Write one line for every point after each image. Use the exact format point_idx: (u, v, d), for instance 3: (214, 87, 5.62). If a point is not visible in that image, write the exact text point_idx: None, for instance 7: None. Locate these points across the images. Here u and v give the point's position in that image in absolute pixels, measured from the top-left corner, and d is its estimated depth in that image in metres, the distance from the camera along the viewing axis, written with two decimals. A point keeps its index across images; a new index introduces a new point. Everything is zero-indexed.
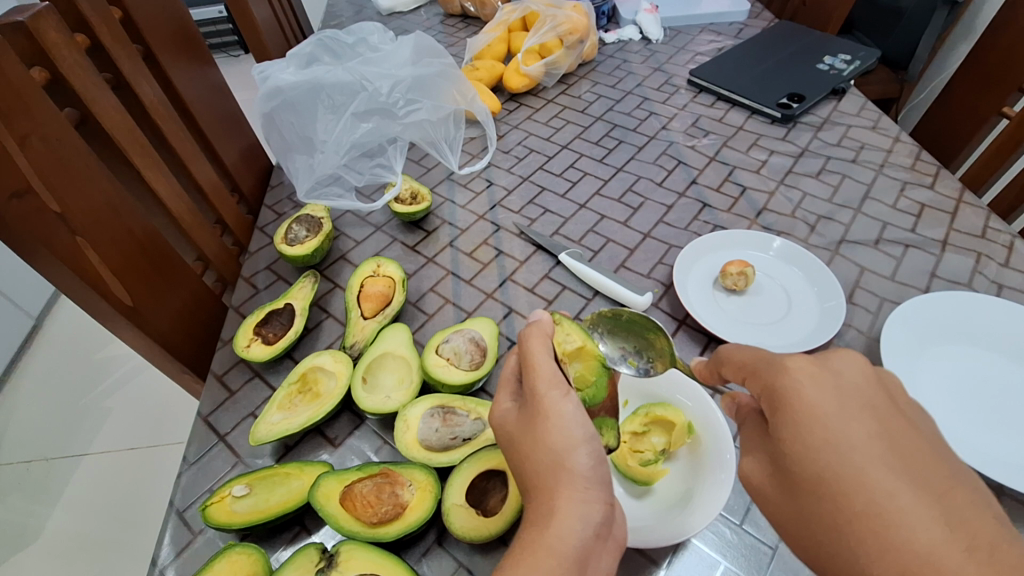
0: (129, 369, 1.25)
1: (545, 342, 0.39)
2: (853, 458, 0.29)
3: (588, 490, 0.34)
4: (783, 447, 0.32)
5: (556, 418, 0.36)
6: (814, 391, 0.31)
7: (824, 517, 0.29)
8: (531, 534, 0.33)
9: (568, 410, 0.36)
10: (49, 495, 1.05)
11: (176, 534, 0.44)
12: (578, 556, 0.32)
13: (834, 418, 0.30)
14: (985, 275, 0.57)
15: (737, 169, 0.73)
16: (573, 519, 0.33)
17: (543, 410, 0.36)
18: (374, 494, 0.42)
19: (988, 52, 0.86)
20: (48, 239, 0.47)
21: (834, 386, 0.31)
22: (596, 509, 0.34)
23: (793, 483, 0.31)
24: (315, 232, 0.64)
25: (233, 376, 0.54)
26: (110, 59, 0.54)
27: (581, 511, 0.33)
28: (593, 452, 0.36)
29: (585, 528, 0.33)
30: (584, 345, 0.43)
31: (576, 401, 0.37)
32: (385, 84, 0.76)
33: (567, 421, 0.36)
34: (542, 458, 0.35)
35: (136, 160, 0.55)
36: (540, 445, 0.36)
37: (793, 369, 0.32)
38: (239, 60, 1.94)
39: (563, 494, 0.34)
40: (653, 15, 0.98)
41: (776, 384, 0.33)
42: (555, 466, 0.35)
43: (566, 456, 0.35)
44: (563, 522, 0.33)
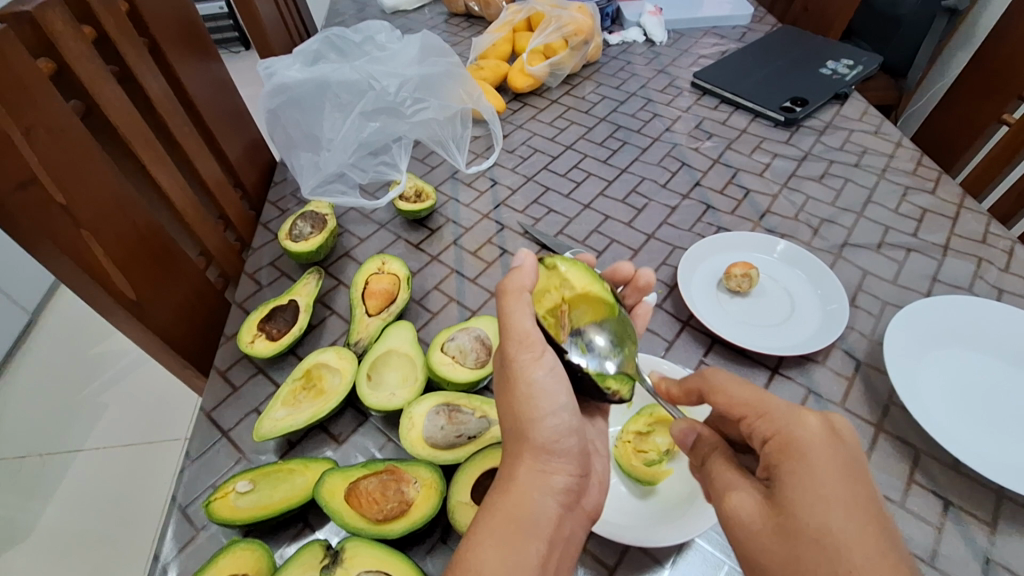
0: (125, 365, 1.24)
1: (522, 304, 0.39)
2: (856, 516, 0.30)
3: (547, 461, 0.38)
4: (784, 485, 0.32)
5: (526, 386, 0.38)
6: (830, 449, 0.32)
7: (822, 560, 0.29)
8: (495, 495, 0.37)
9: (539, 377, 0.38)
10: (44, 492, 1.04)
11: (178, 530, 0.44)
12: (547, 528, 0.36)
13: (845, 475, 0.31)
14: (986, 280, 0.58)
15: (741, 172, 0.73)
16: (533, 486, 0.37)
17: (513, 375, 0.38)
18: (379, 491, 0.42)
19: (989, 59, 0.87)
20: (50, 228, 0.46)
21: (846, 453, 0.32)
22: (558, 477, 0.38)
23: (791, 527, 0.30)
24: (319, 229, 0.64)
25: (236, 372, 0.54)
26: (116, 52, 0.54)
27: (540, 481, 0.37)
28: (562, 425, 0.38)
29: (544, 494, 0.37)
30: (585, 288, 0.43)
31: (547, 369, 0.38)
32: (392, 82, 0.76)
33: (538, 387, 0.38)
34: (517, 424, 0.38)
35: (140, 154, 0.55)
36: (513, 412, 0.39)
37: (812, 425, 0.33)
38: (240, 57, 1.93)
39: (525, 463, 0.37)
40: (657, 18, 0.99)
41: (792, 430, 0.33)
42: (519, 434, 0.38)
43: (530, 429, 0.38)
44: (522, 491, 0.37)
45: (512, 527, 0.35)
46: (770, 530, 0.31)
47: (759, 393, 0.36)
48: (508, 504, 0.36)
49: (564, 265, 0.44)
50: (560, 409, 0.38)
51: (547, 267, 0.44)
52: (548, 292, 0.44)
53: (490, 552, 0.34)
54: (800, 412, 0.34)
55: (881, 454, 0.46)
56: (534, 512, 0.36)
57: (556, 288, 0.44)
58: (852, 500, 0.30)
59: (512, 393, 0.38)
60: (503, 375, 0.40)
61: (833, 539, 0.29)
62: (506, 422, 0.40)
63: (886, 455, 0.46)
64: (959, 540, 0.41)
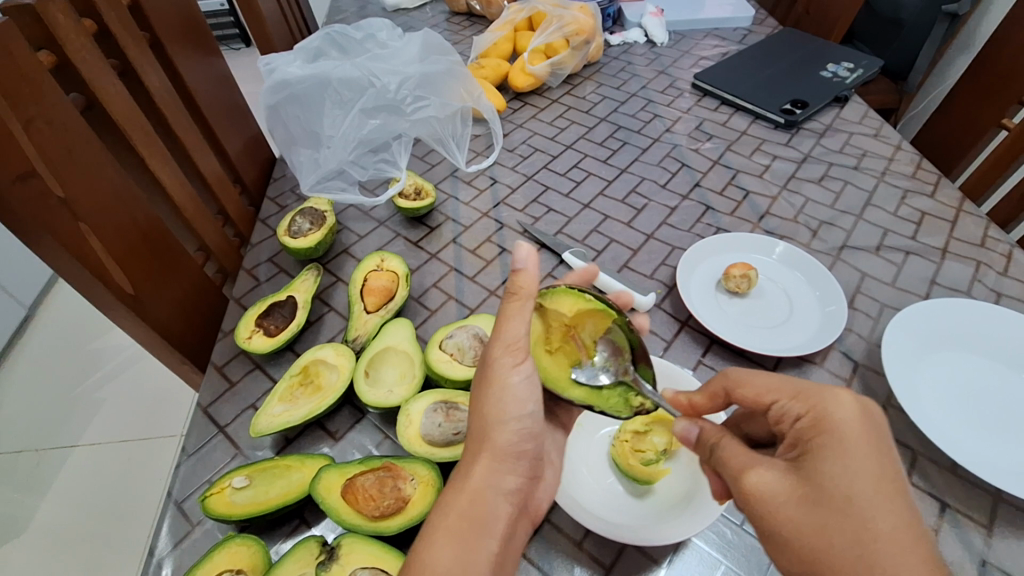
0: (123, 360, 1.24)
1: (521, 318, 0.38)
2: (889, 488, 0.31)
3: (506, 460, 0.38)
4: (819, 460, 0.32)
5: (499, 389, 0.38)
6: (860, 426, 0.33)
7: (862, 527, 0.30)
8: (450, 493, 0.36)
9: (514, 382, 0.38)
10: (37, 487, 1.04)
11: (174, 526, 0.43)
12: (501, 524, 0.36)
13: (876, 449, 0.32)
14: (984, 284, 0.58)
15: (741, 173, 0.73)
16: (487, 487, 0.37)
17: (490, 380, 0.38)
18: (376, 488, 0.42)
19: (989, 64, 0.87)
20: (49, 223, 0.46)
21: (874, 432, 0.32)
22: (510, 478, 0.38)
23: (824, 498, 0.31)
24: (318, 225, 0.64)
25: (234, 367, 0.54)
26: (117, 46, 0.54)
27: (493, 480, 0.37)
28: (523, 430, 0.39)
29: (498, 495, 0.37)
30: (574, 312, 0.44)
31: (524, 375, 0.38)
32: (393, 80, 0.76)
33: (511, 390, 0.38)
34: (479, 418, 0.39)
35: (141, 148, 0.55)
36: (480, 409, 0.38)
37: (846, 396, 0.34)
38: (241, 53, 1.92)
39: (482, 462, 0.37)
40: (659, 19, 0.99)
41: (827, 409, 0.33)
42: (482, 434, 0.38)
43: (494, 430, 0.38)
44: (477, 491, 0.36)
45: (463, 525, 0.35)
46: (800, 501, 0.31)
47: (775, 379, 0.37)
48: (464, 501, 0.36)
49: (548, 300, 0.44)
50: (526, 415, 0.39)
51: (533, 308, 0.44)
52: (548, 325, 0.45)
53: (443, 549, 0.33)
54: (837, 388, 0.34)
55: None
56: (490, 511, 0.36)
57: (550, 321, 0.45)
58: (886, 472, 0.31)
59: (485, 393, 0.39)
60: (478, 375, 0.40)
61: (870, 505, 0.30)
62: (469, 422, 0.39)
63: None
64: (956, 543, 0.41)
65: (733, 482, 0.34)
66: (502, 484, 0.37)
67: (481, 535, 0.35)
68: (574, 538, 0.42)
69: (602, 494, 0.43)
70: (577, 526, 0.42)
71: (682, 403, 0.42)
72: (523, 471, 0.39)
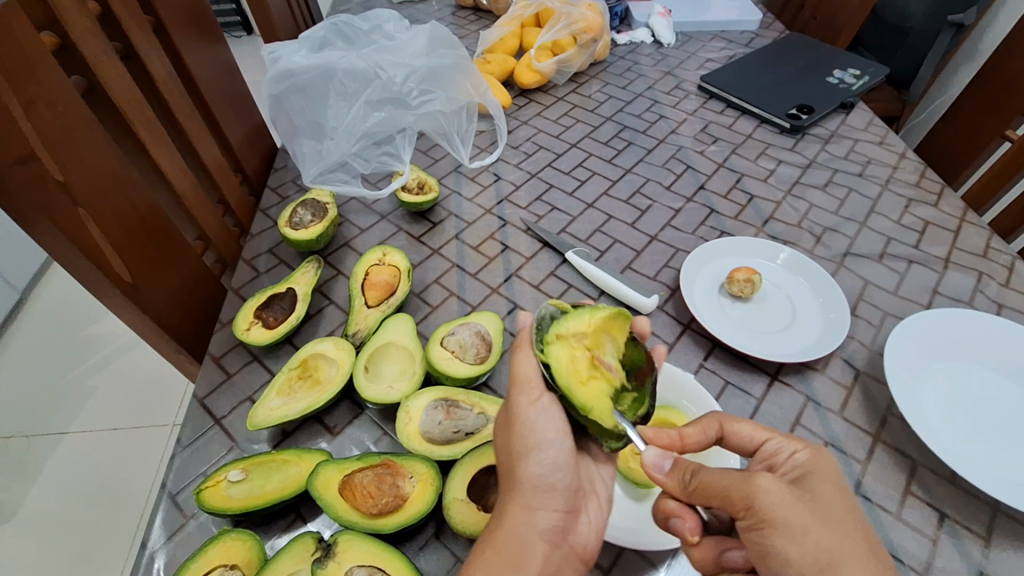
0: (116, 347, 1.23)
1: (531, 352, 0.40)
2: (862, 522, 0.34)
3: (537, 498, 0.38)
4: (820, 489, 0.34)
5: (521, 426, 0.38)
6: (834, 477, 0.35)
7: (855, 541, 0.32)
8: (486, 534, 0.36)
9: (532, 418, 0.38)
10: (25, 474, 1.02)
11: (168, 518, 0.43)
12: (536, 560, 0.36)
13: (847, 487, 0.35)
14: (986, 294, 0.58)
15: (745, 177, 0.73)
16: (520, 525, 0.37)
17: (512, 415, 0.38)
18: (375, 485, 0.42)
19: (994, 75, 0.87)
20: (49, 207, 0.45)
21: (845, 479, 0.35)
22: (543, 515, 0.38)
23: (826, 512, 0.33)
24: (320, 217, 0.63)
25: (231, 359, 0.53)
26: (120, 29, 0.53)
27: (527, 515, 0.37)
28: (550, 460, 0.38)
29: (532, 531, 0.37)
30: (593, 328, 0.42)
31: (545, 409, 0.38)
32: (398, 72, 0.76)
33: (530, 427, 0.38)
34: (508, 456, 0.38)
35: (142, 133, 0.54)
36: (507, 446, 0.38)
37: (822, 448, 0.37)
38: (241, 40, 1.90)
39: (513, 500, 0.37)
40: (666, 19, 0.98)
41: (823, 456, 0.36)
42: (512, 471, 0.38)
43: (521, 466, 0.37)
44: (511, 525, 0.36)
45: (503, 559, 0.35)
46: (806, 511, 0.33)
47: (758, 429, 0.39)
48: (497, 536, 0.36)
49: (564, 326, 0.41)
50: (550, 445, 0.38)
51: (552, 338, 0.41)
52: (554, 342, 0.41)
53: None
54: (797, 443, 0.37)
55: (878, 465, 0.46)
56: (524, 549, 0.36)
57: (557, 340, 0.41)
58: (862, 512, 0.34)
59: (508, 430, 0.39)
60: (502, 419, 0.40)
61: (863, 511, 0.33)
62: (501, 460, 0.39)
63: (883, 465, 0.46)
64: (953, 553, 0.41)
65: (741, 489, 0.33)
66: (536, 519, 0.37)
67: (517, 568, 0.35)
68: None
69: None
70: None
71: (670, 439, 0.39)
72: (559, 503, 0.38)
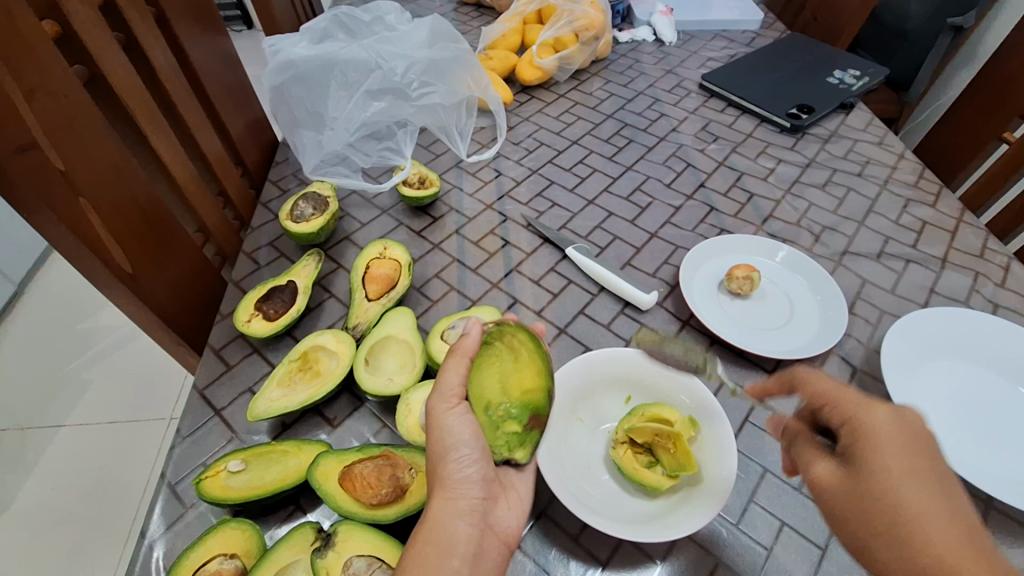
0: (114, 341, 1.22)
1: (461, 365, 0.40)
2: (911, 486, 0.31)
3: (457, 487, 0.36)
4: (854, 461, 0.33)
5: (438, 430, 0.38)
6: (887, 442, 0.33)
7: (890, 517, 0.31)
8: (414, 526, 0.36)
9: (449, 423, 0.38)
10: (21, 466, 1.02)
11: (167, 507, 0.43)
12: (458, 547, 0.35)
13: (895, 449, 0.33)
14: (982, 294, 0.58)
15: (745, 176, 0.73)
16: (443, 512, 0.35)
17: (428, 422, 0.38)
18: (375, 476, 0.41)
19: (992, 78, 0.88)
20: (49, 196, 0.45)
21: (905, 438, 0.33)
22: (465, 502, 0.36)
23: (860, 486, 0.33)
24: (320, 211, 0.63)
25: (231, 350, 0.53)
26: (122, 19, 0.52)
27: (451, 508, 0.36)
28: (468, 456, 0.37)
29: (455, 519, 0.35)
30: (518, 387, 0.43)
31: (463, 415, 0.38)
32: (399, 63, 0.76)
33: (449, 430, 0.37)
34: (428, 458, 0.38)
35: (144, 124, 0.54)
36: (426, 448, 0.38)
37: (876, 411, 0.34)
38: (242, 35, 1.89)
39: (437, 493, 0.36)
40: (668, 18, 0.99)
41: (861, 420, 0.34)
42: (433, 470, 0.37)
43: (441, 463, 0.37)
44: (436, 519, 0.35)
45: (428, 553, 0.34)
46: (846, 488, 0.33)
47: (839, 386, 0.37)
48: (424, 530, 0.35)
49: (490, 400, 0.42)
50: (464, 444, 0.37)
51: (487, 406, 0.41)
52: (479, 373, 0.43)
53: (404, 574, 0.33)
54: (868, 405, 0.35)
55: None
56: (447, 537, 0.35)
57: (500, 381, 0.43)
58: (906, 474, 0.32)
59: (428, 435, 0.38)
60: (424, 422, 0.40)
61: (910, 473, 0.32)
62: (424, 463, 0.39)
63: None
64: None
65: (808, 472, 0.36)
66: (457, 507, 0.36)
67: (445, 556, 0.34)
68: (570, 532, 0.42)
69: (601, 492, 0.43)
70: (574, 521, 0.42)
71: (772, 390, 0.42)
72: (481, 491, 0.37)
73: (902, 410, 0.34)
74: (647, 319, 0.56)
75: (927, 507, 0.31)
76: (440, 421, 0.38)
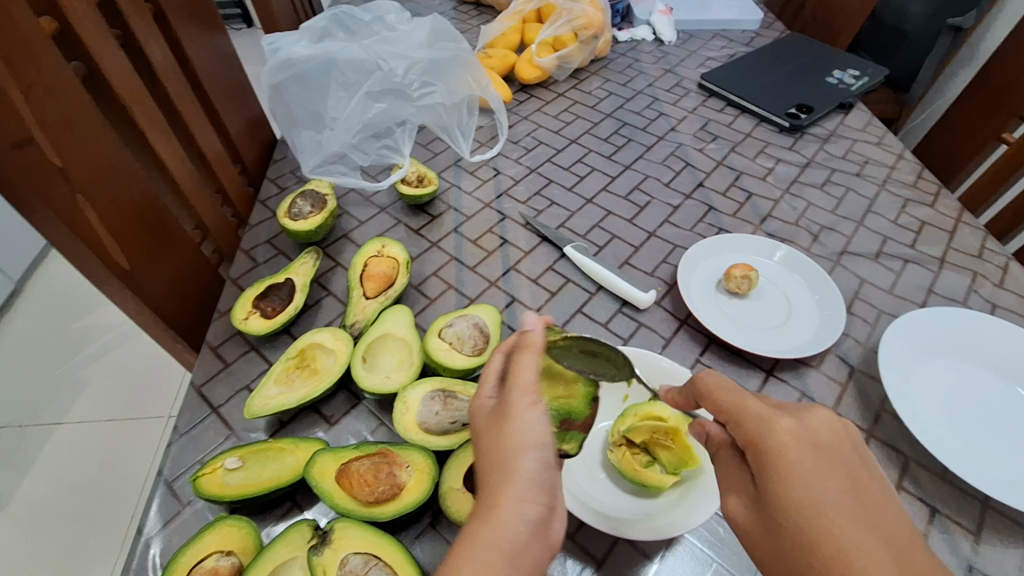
0: (113, 339, 1.22)
1: (535, 357, 0.38)
2: (819, 501, 0.30)
3: (525, 489, 0.33)
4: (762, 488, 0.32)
5: (516, 423, 0.35)
6: (793, 455, 0.32)
7: (798, 545, 0.30)
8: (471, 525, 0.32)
9: (529, 418, 0.36)
10: (19, 464, 1.02)
11: (163, 505, 0.43)
12: (513, 547, 0.31)
13: (806, 471, 0.31)
14: (980, 294, 0.58)
15: (744, 175, 0.73)
16: (511, 514, 0.32)
17: (505, 414, 0.36)
18: (372, 474, 0.41)
19: (991, 78, 0.88)
20: (46, 192, 0.45)
21: (812, 456, 0.32)
22: (531, 507, 0.33)
23: (774, 519, 0.32)
24: (319, 209, 0.63)
25: (229, 348, 0.53)
26: (120, 16, 0.52)
27: (518, 509, 0.32)
28: (542, 457, 0.35)
29: (520, 522, 0.32)
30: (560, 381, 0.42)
31: (543, 412, 0.36)
32: (400, 64, 0.76)
33: (527, 425, 0.35)
34: (493, 455, 0.35)
35: (142, 121, 0.54)
36: (496, 444, 0.35)
37: (779, 430, 0.33)
38: (241, 34, 1.89)
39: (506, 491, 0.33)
40: (667, 17, 0.99)
41: (760, 440, 0.33)
42: (503, 464, 0.34)
43: (516, 457, 0.34)
44: (502, 517, 0.32)
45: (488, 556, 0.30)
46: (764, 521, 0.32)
47: (737, 398, 0.35)
48: (487, 531, 0.31)
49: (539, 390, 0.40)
50: (542, 444, 0.35)
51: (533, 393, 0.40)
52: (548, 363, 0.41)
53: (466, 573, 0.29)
54: (772, 417, 0.33)
55: None
56: (512, 540, 0.31)
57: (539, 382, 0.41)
58: (816, 494, 0.31)
59: (497, 430, 0.36)
60: (491, 418, 0.37)
61: (823, 495, 0.31)
62: (480, 463, 0.36)
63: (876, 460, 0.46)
64: (944, 547, 0.41)
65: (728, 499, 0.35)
66: (523, 511, 0.32)
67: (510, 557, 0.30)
68: (567, 532, 0.42)
69: (600, 493, 0.42)
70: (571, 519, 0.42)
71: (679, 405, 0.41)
72: (548, 498, 0.34)
73: (807, 422, 0.33)
74: (645, 318, 0.56)
75: (842, 525, 0.30)
76: (524, 417, 0.35)
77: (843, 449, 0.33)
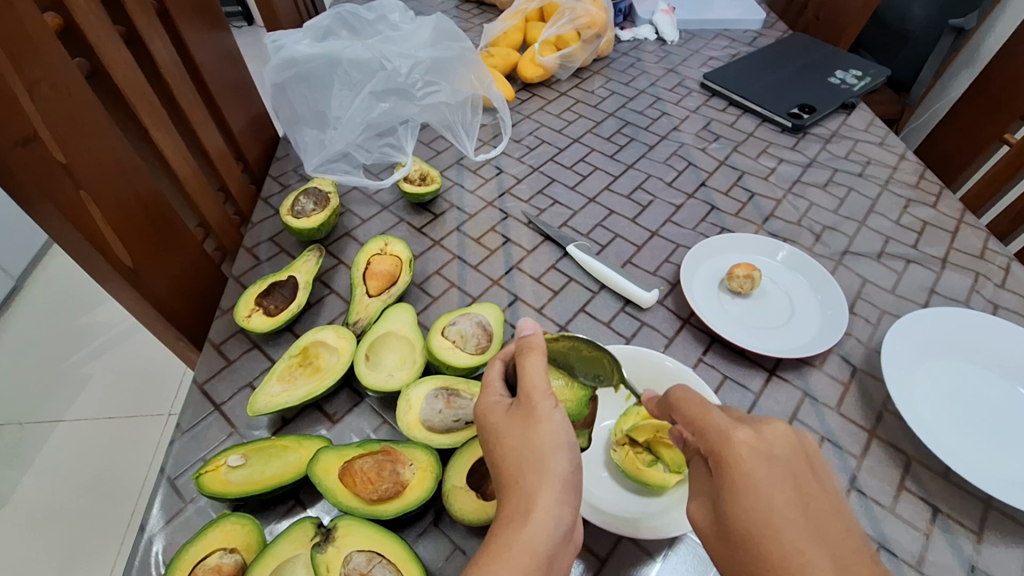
0: (113, 336, 1.22)
1: (542, 359, 0.38)
2: (775, 516, 0.29)
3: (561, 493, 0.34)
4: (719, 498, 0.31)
5: (545, 424, 0.35)
6: (751, 465, 0.31)
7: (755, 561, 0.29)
8: (507, 528, 0.32)
9: (556, 420, 0.36)
10: (19, 461, 1.02)
11: (166, 502, 0.43)
12: (548, 549, 0.32)
13: (762, 483, 0.30)
14: (982, 295, 0.58)
15: (746, 175, 0.73)
16: (549, 516, 0.32)
17: (533, 415, 0.36)
18: (375, 471, 0.41)
19: (993, 80, 0.88)
20: (50, 189, 0.45)
21: (771, 467, 0.30)
22: (567, 510, 0.33)
23: (730, 531, 0.30)
24: (321, 207, 0.63)
25: (231, 345, 0.53)
26: (124, 12, 0.52)
27: (554, 510, 0.33)
28: (572, 459, 0.35)
29: (554, 525, 0.32)
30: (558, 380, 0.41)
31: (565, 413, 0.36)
32: (404, 63, 0.76)
33: (555, 427, 0.35)
34: (520, 455, 0.35)
35: (146, 119, 0.54)
36: (524, 443, 0.35)
37: (736, 441, 0.31)
38: (243, 32, 1.89)
39: (542, 493, 0.33)
40: (670, 17, 0.99)
41: (724, 450, 0.32)
42: (537, 465, 0.34)
43: (550, 459, 0.34)
44: (541, 519, 0.32)
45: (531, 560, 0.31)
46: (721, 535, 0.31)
47: (706, 408, 0.34)
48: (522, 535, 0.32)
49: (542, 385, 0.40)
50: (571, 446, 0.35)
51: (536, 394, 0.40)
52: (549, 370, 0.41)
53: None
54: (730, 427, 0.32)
55: (874, 459, 0.46)
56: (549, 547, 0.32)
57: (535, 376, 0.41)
58: (772, 505, 0.29)
59: (523, 428, 0.35)
60: (511, 417, 0.37)
61: (776, 507, 0.29)
62: (503, 463, 0.35)
63: (878, 460, 0.46)
64: (946, 548, 0.41)
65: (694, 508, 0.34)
66: (560, 514, 0.33)
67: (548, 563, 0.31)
68: None
69: (603, 493, 0.42)
70: None
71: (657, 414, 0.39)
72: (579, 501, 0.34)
73: (762, 429, 0.32)
74: (647, 317, 0.56)
75: (796, 545, 0.28)
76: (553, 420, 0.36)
77: (799, 461, 0.32)
